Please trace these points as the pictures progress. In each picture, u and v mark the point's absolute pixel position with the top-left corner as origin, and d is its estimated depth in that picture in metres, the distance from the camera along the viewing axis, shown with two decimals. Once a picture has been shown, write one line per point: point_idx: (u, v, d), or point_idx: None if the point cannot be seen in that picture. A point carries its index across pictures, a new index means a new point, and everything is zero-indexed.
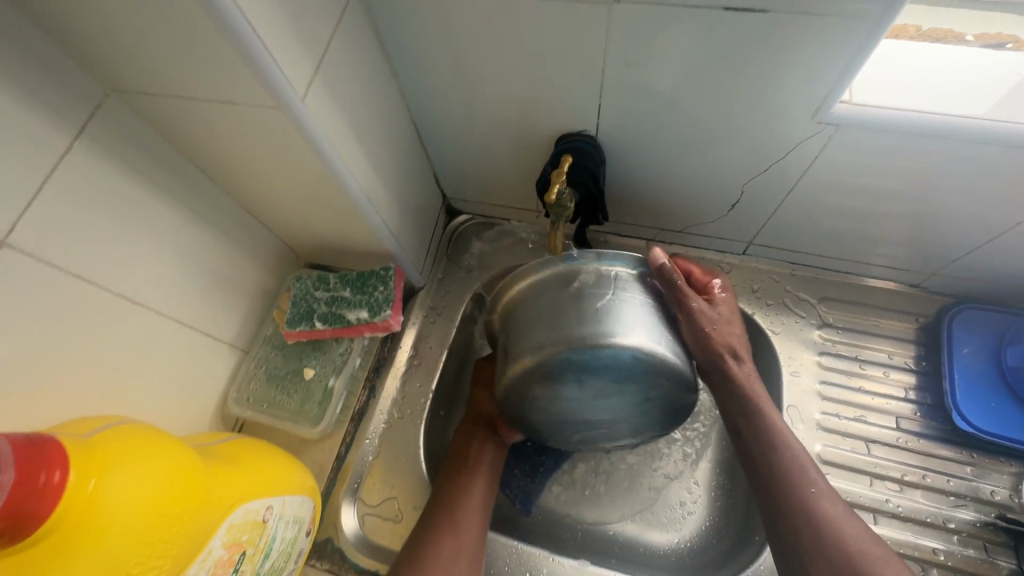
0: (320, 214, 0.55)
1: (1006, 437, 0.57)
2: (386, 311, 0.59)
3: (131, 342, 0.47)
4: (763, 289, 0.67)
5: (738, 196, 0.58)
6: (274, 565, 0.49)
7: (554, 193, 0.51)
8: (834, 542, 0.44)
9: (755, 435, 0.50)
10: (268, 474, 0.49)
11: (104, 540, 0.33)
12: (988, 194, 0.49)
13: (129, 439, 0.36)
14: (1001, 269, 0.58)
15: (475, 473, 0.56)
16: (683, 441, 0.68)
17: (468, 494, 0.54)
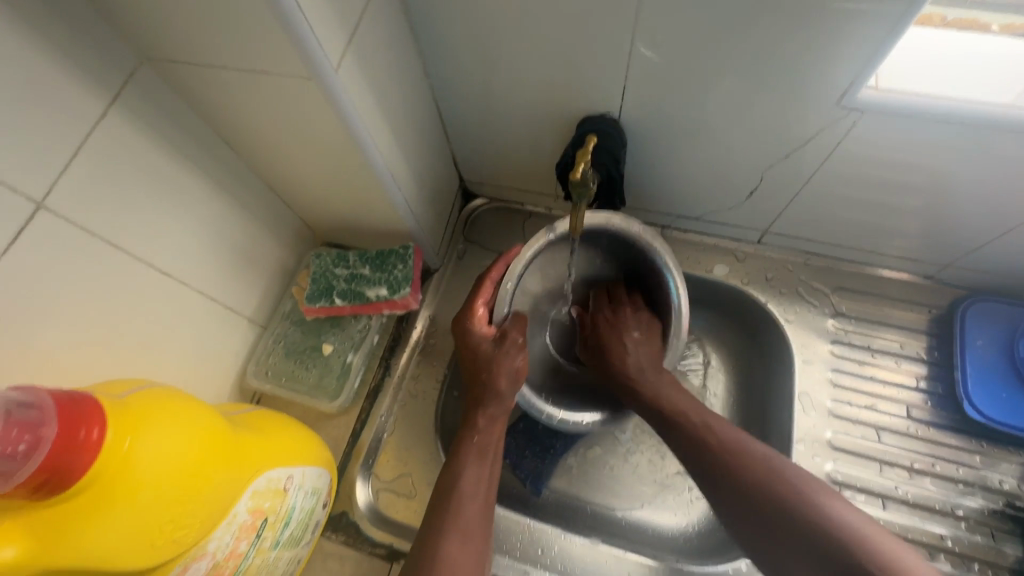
0: (343, 190, 0.56)
1: (1016, 428, 0.57)
2: (405, 289, 0.59)
3: (157, 311, 0.48)
4: (777, 277, 0.67)
5: (756, 184, 0.59)
6: (292, 534, 0.49)
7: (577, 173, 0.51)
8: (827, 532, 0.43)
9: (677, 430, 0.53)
10: (290, 444, 0.49)
11: (138, 497, 0.34)
12: (1007, 184, 0.50)
13: (161, 402, 0.37)
14: (1017, 261, 0.58)
15: (479, 470, 0.52)
16: None
17: (473, 496, 0.50)
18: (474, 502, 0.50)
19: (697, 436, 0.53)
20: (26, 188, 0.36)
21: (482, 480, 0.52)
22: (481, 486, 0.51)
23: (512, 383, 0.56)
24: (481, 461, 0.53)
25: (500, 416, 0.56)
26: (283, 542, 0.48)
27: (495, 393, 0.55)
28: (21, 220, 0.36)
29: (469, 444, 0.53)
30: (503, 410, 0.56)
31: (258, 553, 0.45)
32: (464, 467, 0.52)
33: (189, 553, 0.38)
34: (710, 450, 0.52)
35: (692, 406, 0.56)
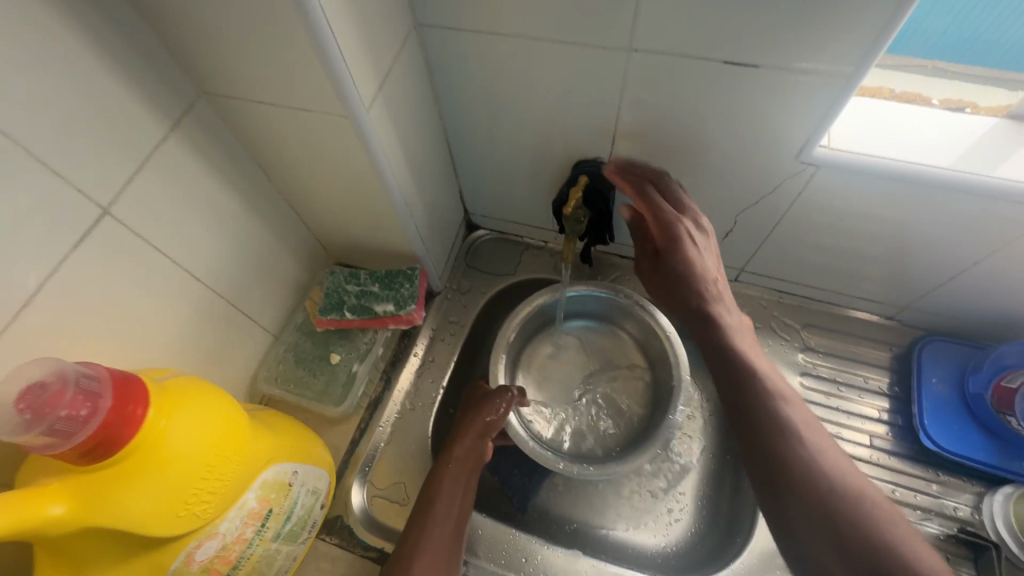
0: (361, 214, 0.62)
1: (969, 458, 0.61)
2: (411, 305, 0.64)
3: (186, 313, 0.53)
4: (752, 313, 0.74)
5: (731, 226, 0.65)
6: (292, 529, 0.53)
7: None
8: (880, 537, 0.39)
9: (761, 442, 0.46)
10: (297, 443, 0.54)
11: (169, 470, 0.37)
12: (949, 236, 0.56)
13: (195, 388, 0.42)
14: (965, 306, 0.64)
15: (452, 497, 0.56)
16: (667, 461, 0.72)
17: (444, 522, 0.55)
18: (444, 527, 0.55)
19: (789, 461, 0.44)
20: (97, 195, 0.42)
21: (454, 508, 0.56)
22: (452, 513, 0.56)
23: (482, 436, 0.60)
24: (454, 489, 0.57)
25: (475, 450, 0.60)
26: (283, 535, 0.52)
27: (468, 432, 0.60)
28: (88, 223, 0.42)
29: (445, 471, 0.58)
30: (477, 442, 0.60)
31: (262, 543, 0.49)
32: (439, 493, 0.56)
33: (204, 531, 0.41)
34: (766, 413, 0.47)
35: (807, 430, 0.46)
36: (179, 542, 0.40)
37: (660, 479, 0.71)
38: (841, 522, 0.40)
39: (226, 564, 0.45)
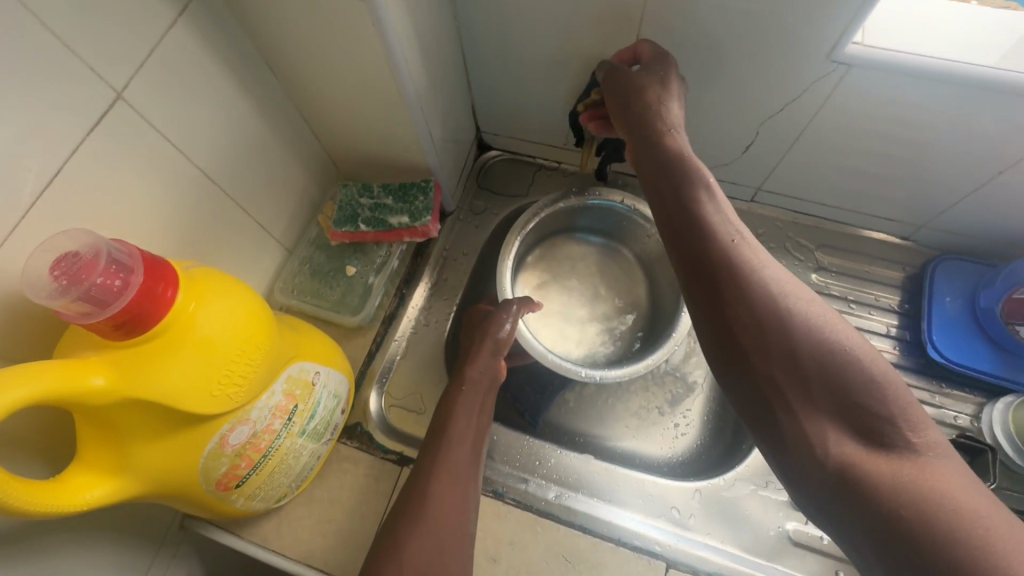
0: (374, 120, 0.60)
1: (973, 369, 0.62)
2: (426, 217, 0.63)
3: (200, 215, 0.52)
4: (767, 233, 0.73)
5: (751, 139, 0.64)
6: (315, 428, 0.55)
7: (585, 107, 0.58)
8: (858, 377, 0.37)
9: (731, 295, 0.41)
10: (318, 347, 0.55)
11: (201, 352, 0.38)
12: (977, 144, 0.55)
13: (220, 278, 0.42)
14: (982, 223, 0.64)
15: (469, 413, 0.56)
16: (672, 381, 0.74)
17: (461, 439, 0.54)
18: (462, 444, 0.53)
19: (760, 309, 0.40)
20: (108, 77, 0.40)
21: (472, 427, 0.55)
22: (469, 434, 0.54)
23: (492, 356, 0.60)
24: (470, 411, 0.56)
25: (486, 375, 0.59)
26: (308, 433, 0.54)
27: (479, 358, 0.60)
28: (103, 106, 0.41)
29: (460, 391, 0.58)
30: (490, 362, 0.60)
31: (289, 436, 0.51)
32: (455, 411, 0.56)
33: (236, 415, 0.43)
34: (747, 333, 0.40)
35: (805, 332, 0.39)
36: (213, 422, 0.41)
37: (665, 395, 0.73)
38: (817, 373, 0.38)
39: (256, 453, 0.47)
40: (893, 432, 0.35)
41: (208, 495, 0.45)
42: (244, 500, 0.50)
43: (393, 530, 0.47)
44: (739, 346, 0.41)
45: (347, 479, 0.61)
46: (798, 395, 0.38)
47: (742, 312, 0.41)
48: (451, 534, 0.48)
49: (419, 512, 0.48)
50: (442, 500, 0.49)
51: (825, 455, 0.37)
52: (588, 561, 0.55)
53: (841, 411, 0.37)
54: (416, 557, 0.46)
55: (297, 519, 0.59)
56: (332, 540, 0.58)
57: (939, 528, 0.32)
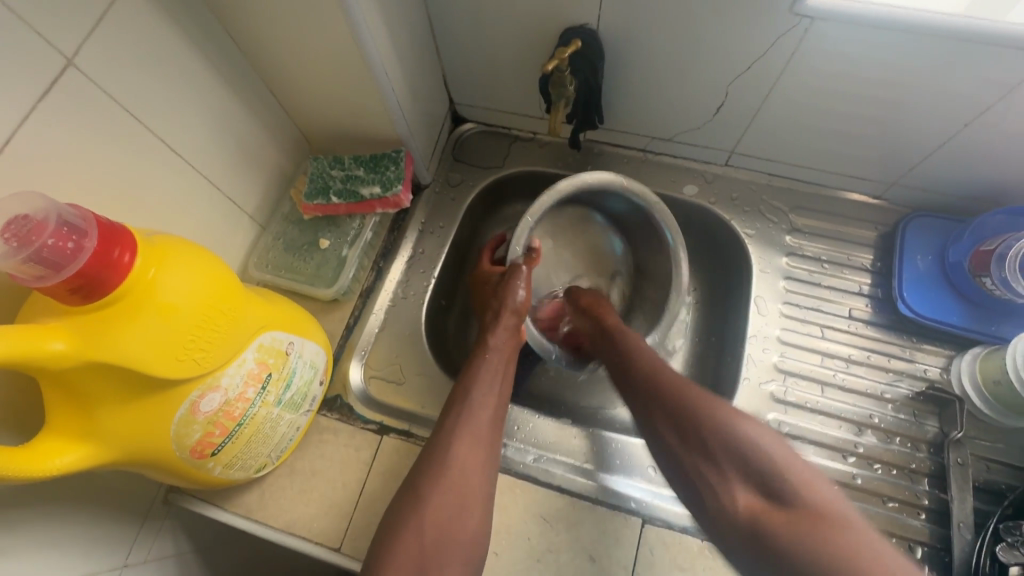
0: (340, 89, 0.60)
1: (943, 322, 0.63)
2: (397, 186, 0.63)
3: (164, 187, 0.52)
4: (741, 196, 0.74)
5: (722, 100, 0.64)
6: (292, 397, 0.55)
7: (550, 67, 0.57)
8: (815, 532, 0.40)
9: (709, 464, 0.47)
10: (292, 317, 0.55)
11: (163, 317, 0.38)
12: (943, 95, 0.55)
13: (183, 245, 0.42)
14: (951, 178, 0.64)
15: (492, 378, 0.59)
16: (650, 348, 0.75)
17: (484, 403, 0.56)
18: (484, 408, 0.56)
19: (728, 479, 0.46)
20: (57, 42, 0.40)
21: (496, 389, 0.59)
22: (492, 397, 0.57)
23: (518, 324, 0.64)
24: (494, 374, 0.59)
25: (506, 339, 0.63)
26: (285, 402, 0.54)
27: (500, 325, 0.63)
28: (52, 72, 0.40)
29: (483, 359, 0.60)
30: (513, 330, 0.64)
31: (264, 405, 0.51)
32: (478, 375, 0.59)
33: (206, 381, 0.43)
34: (685, 437, 0.49)
35: (711, 409, 0.48)
36: (181, 388, 0.41)
37: None
38: (778, 516, 0.42)
39: (230, 420, 0.47)
40: (782, 484, 0.43)
41: (183, 462, 0.46)
42: (222, 468, 0.50)
43: (417, 485, 0.51)
44: (680, 440, 0.49)
45: (328, 450, 0.62)
46: (701, 453, 0.47)
47: (659, 423, 0.51)
48: (471, 491, 0.51)
49: (442, 468, 0.51)
50: (465, 460, 0.52)
51: (726, 508, 0.45)
52: (565, 519, 0.57)
53: (728, 461, 0.46)
54: (438, 510, 0.49)
55: (280, 490, 0.60)
56: (314, 509, 0.59)
57: (815, 555, 0.39)
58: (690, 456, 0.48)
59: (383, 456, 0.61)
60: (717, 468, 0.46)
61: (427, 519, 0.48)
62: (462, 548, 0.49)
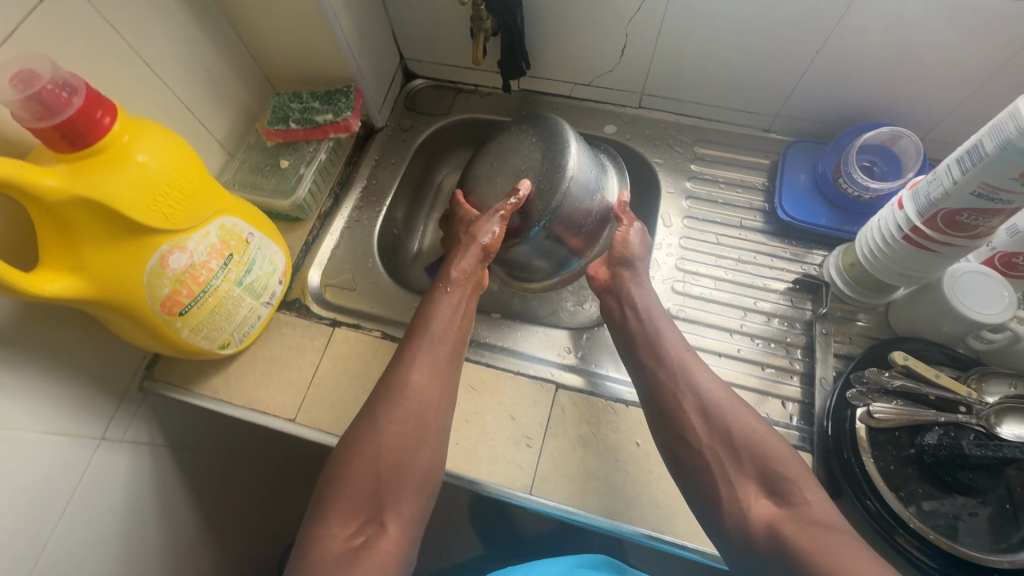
0: (295, 29, 0.70)
1: (814, 225, 0.74)
2: (347, 112, 0.73)
3: (143, 101, 0.62)
4: (653, 133, 0.85)
5: (625, 42, 0.75)
6: (252, 284, 0.64)
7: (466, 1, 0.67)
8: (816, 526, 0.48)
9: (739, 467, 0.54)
10: (252, 215, 0.64)
11: (136, 171, 0.48)
12: (795, 27, 0.66)
13: (156, 124, 0.51)
14: (819, 105, 0.76)
15: (451, 313, 0.65)
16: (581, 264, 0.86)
17: (442, 340, 0.62)
18: (440, 346, 0.62)
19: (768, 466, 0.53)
20: None
21: (451, 328, 0.64)
22: (449, 333, 0.63)
23: (481, 261, 0.68)
24: (450, 313, 0.65)
25: (464, 290, 0.67)
26: (245, 285, 0.63)
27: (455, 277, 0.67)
28: None
29: (437, 307, 0.65)
30: (477, 267, 0.68)
31: (227, 282, 0.60)
32: (437, 311, 0.64)
33: (173, 239, 0.52)
34: (722, 447, 0.55)
35: (755, 430, 0.55)
36: (150, 237, 0.50)
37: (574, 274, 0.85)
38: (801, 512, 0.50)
39: (196, 284, 0.56)
40: (790, 486, 0.52)
41: (155, 316, 0.54)
42: (189, 332, 0.59)
43: (373, 413, 0.57)
44: (727, 442, 0.55)
45: (286, 340, 0.70)
46: (735, 464, 0.54)
47: (718, 424, 0.56)
48: (424, 424, 0.57)
49: (394, 401, 0.57)
50: (419, 393, 0.58)
51: (744, 515, 0.52)
52: (489, 387, 0.66)
53: (758, 473, 0.53)
54: (388, 443, 0.55)
55: (243, 373, 0.69)
56: (273, 388, 0.68)
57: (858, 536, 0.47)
58: (739, 453, 0.54)
59: (335, 344, 0.70)
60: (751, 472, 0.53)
61: (382, 446, 0.55)
62: (413, 476, 0.55)
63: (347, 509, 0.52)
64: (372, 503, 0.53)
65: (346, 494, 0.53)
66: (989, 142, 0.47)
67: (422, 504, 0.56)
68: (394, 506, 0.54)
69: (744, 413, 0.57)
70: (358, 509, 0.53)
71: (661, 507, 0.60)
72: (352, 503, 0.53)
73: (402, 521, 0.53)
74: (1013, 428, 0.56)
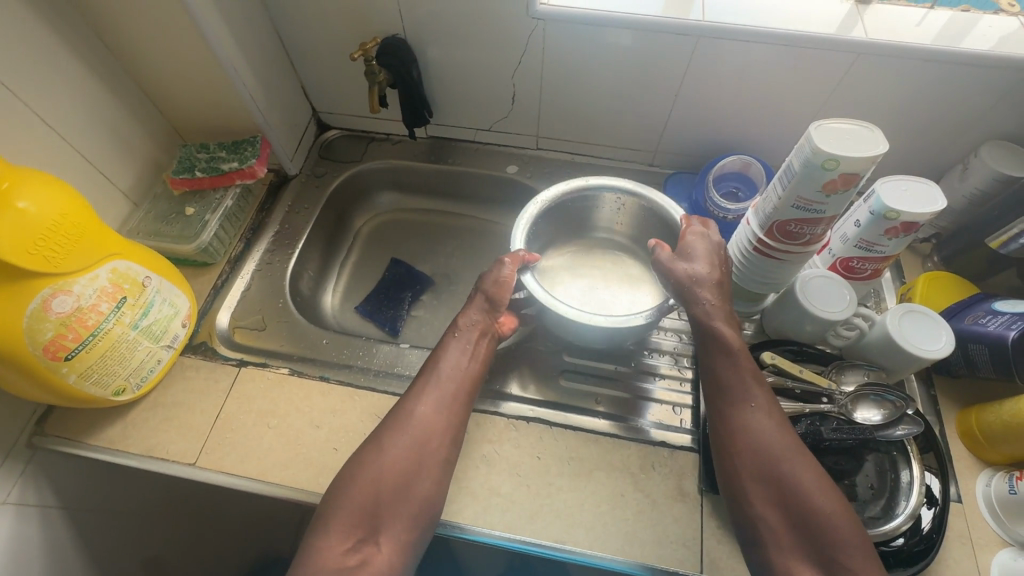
0: (201, 85, 0.74)
1: None
2: (252, 159, 0.77)
3: (39, 153, 0.63)
4: (551, 170, 0.92)
5: (513, 90, 0.83)
6: (150, 326, 0.64)
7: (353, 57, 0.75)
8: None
9: (780, 521, 0.51)
10: (150, 259, 0.65)
11: (14, 218, 0.49)
12: (654, 74, 0.76)
13: (40, 172, 0.53)
14: (688, 141, 0.86)
15: (459, 358, 0.64)
16: None
17: (449, 378, 0.63)
18: (446, 383, 0.62)
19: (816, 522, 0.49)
20: None
21: (458, 367, 0.64)
22: (456, 371, 0.63)
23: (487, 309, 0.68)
24: (459, 354, 0.65)
25: (478, 331, 0.67)
26: (141, 329, 0.63)
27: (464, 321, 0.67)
28: None
29: (449, 342, 0.66)
30: (483, 314, 0.68)
31: (120, 325, 0.60)
32: (447, 352, 0.65)
33: (57, 282, 0.53)
34: (766, 496, 0.52)
35: (814, 491, 0.51)
36: (28, 280, 0.51)
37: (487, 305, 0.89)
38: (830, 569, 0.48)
39: (84, 328, 0.56)
40: (843, 558, 0.48)
41: (37, 361, 0.54)
42: (77, 378, 0.58)
43: (378, 437, 0.58)
44: (774, 491, 0.52)
45: (189, 384, 0.70)
46: (779, 519, 0.51)
47: (763, 472, 0.52)
48: (426, 455, 0.57)
49: (403, 427, 0.58)
50: (422, 428, 0.59)
51: (779, 559, 0.50)
52: None
53: (808, 540, 0.49)
54: (389, 474, 0.56)
55: (142, 421, 0.67)
56: (173, 433, 0.66)
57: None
58: (782, 503, 0.51)
59: (240, 384, 0.70)
60: (796, 529, 0.50)
61: (383, 470, 0.56)
62: (413, 506, 0.55)
63: (347, 526, 0.53)
64: (370, 520, 0.54)
65: (346, 509, 0.54)
66: (796, 162, 0.55)
67: (419, 536, 0.56)
68: (391, 525, 0.54)
69: (803, 466, 0.52)
70: (357, 525, 0.53)
71: (563, 518, 0.62)
72: (353, 518, 0.54)
73: (397, 543, 0.54)
74: (864, 412, 0.63)
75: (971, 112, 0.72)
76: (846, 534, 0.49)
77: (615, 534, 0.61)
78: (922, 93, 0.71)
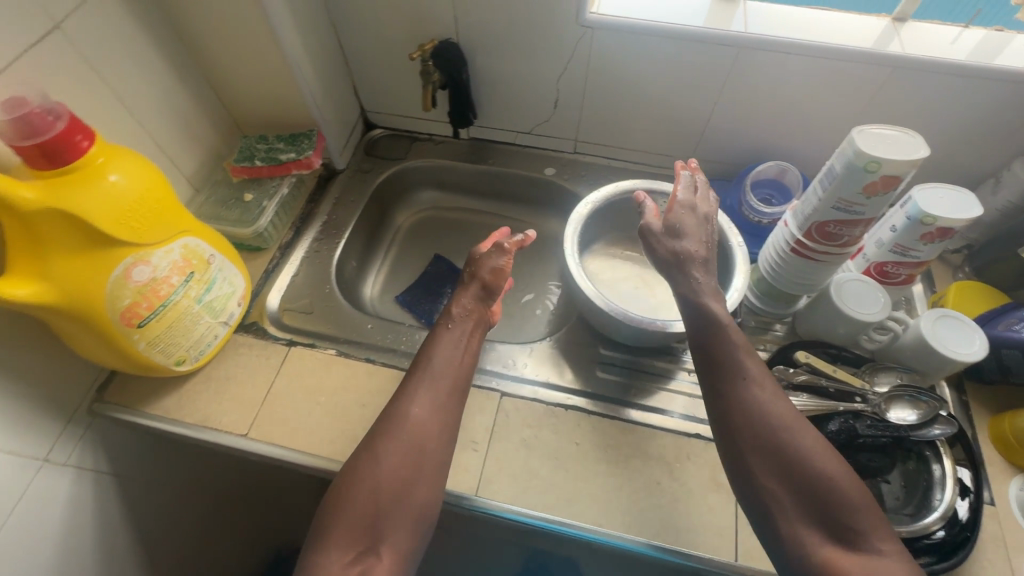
0: (265, 80, 0.79)
1: None
2: (308, 151, 0.82)
3: (119, 135, 0.67)
4: (587, 172, 0.96)
5: (556, 95, 0.87)
6: (211, 302, 0.68)
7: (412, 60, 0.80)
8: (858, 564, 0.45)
9: (795, 502, 0.49)
10: (215, 239, 0.69)
11: (108, 189, 0.53)
12: (694, 83, 0.79)
13: (130, 151, 0.57)
14: (723, 149, 0.89)
15: (452, 349, 0.64)
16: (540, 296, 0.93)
17: (443, 374, 0.61)
18: (443, 374, 0.61)
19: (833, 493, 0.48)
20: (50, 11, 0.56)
21: (456, 353, 0.64)
22: (455, 354, 0.63)
23: (482, 297, 0.70)
24: (457, 340, 0.65)
25: (474, 322, 0.68)
26: (203, 304, 0.66)
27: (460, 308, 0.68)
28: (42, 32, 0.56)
29: (446, 328, 0.66)
30: (477, 303, 0.70)
31: (186, 298, 0.64)
32: (438, 344, 0.64)
33: (139, 252, 0.57)
34: (778, 478, 0.50)
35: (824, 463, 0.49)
36: (115, 249, 0.55)
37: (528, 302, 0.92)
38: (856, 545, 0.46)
39: (156, 298, 0.60)
40: (858, 525, 0.47)
41: (113, 326, 0.57)
42: (145, 346, 0.61)
43: (373, 443, 0.55)
44: (785, 470, 0.49)
45: (241, 360, 0.73)
46: (793, 500, 0.49)
47: (770, 451, 0.51)
48: (424, 460, 0.55)
49: (403, 413, 0.57)
50: (421, 428, 0.56)
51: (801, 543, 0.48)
52: None
53: (825, 515, 0.48)
54: (388, 479, 0.53)
55: (195, 394, 0.70)
56: (224, 406, 0.69)
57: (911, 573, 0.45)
58: (794, 481, 0.49)
59: (290, 362, 0.73)
60: (815, 504, 0.48)
61: (381, 478, 0.53)
62: (413, 510, 0.53)
63: (348, 541, 0.50)
64: (369, 532, 0.51)
65: (344, 523, 0.51)
66: (838, 164, 0.57)
67: (415, 540, 0.53)
68: (392, 538, 0.51)
69: (806, 437, 0.51)
70: (356, 539, 0.50)
71: (599, 502, 0.63)
72: (352, 530, 0.50)
73: (398, 553, 0.51)
74: (898, 412, 0.64)
75: (1004, 127, 0.74)
76: (858, 501, 0.48)
77: (651, 520, 0.62)
78: (955, 107, 0.73)
